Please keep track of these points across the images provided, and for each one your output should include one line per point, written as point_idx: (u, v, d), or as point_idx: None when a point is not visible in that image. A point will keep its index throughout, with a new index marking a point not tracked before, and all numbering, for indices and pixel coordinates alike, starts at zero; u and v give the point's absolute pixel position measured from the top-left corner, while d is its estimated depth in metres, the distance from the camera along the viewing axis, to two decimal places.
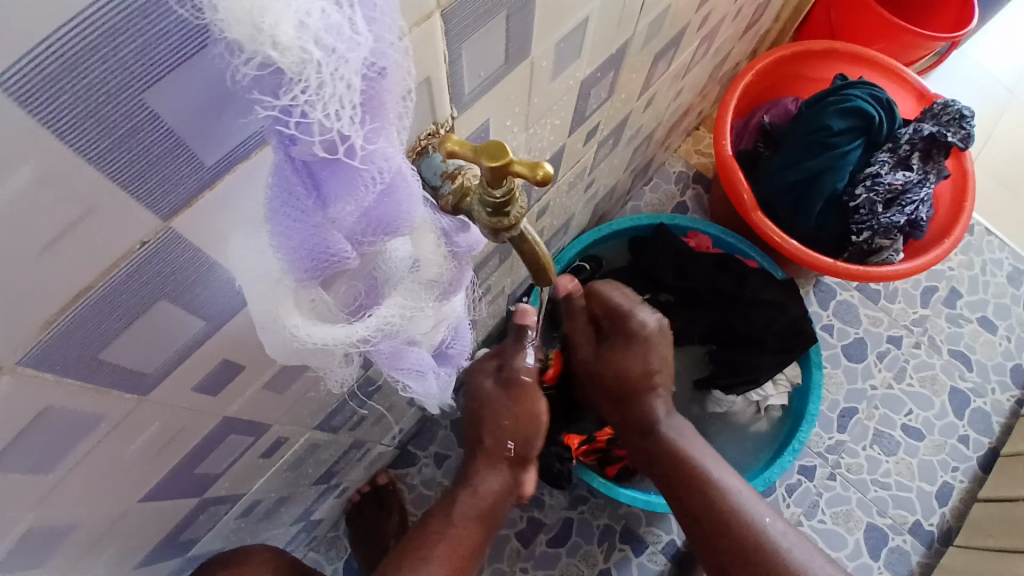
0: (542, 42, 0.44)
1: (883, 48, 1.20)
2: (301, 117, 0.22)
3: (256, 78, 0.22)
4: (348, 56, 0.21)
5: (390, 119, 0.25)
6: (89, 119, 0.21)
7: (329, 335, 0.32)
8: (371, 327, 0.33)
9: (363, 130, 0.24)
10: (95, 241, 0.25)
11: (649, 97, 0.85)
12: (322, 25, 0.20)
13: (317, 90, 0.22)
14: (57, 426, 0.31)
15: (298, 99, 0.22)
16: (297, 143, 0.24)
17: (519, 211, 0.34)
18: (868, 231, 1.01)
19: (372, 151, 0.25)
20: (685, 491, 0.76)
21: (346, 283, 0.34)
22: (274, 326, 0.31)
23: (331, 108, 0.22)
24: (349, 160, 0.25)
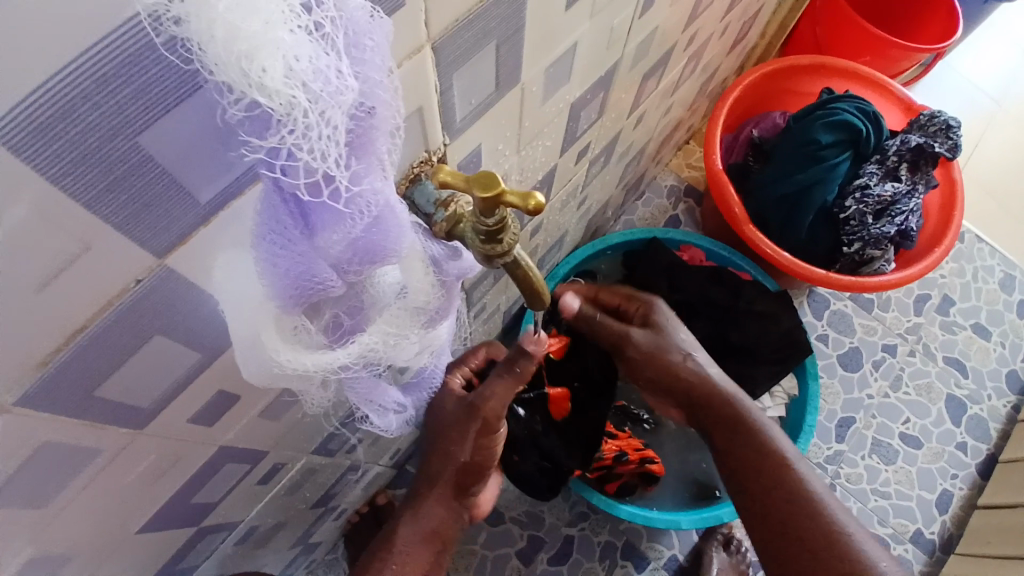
0: (533, 68, 0.44)
1: (868, 62, 1.22)
2: (288, 157, 0.23)
3: (246, 117, 0.22)
4: (335, 100, 0.22)
5: (379, 156, 0.26)
6: (83, 163, 0.21)
7: (311, 363, 0.32)
8: (351, 354, 0.33)
9: (349, 170, 0.25)
10: (94, 278, 0.25)
11: (640, 115, 0.86)
12: (308, 69, 0.21)
13: (303, 132, 0.22)
14: (54, 461, 0.31)
15: (285, 140, 0.22)
16: (284, 180, 0.24)
17: (513, 237, 0.34)
18: (860, 242, 1.02)
19: (359, 190, 0.25)
20: (762, 480, 0.65)
21: (330, 308, 0.33)
22: (257, 351, 0.31)
23: (319, 149, 0.22)
24: (333, 200, 0.25)
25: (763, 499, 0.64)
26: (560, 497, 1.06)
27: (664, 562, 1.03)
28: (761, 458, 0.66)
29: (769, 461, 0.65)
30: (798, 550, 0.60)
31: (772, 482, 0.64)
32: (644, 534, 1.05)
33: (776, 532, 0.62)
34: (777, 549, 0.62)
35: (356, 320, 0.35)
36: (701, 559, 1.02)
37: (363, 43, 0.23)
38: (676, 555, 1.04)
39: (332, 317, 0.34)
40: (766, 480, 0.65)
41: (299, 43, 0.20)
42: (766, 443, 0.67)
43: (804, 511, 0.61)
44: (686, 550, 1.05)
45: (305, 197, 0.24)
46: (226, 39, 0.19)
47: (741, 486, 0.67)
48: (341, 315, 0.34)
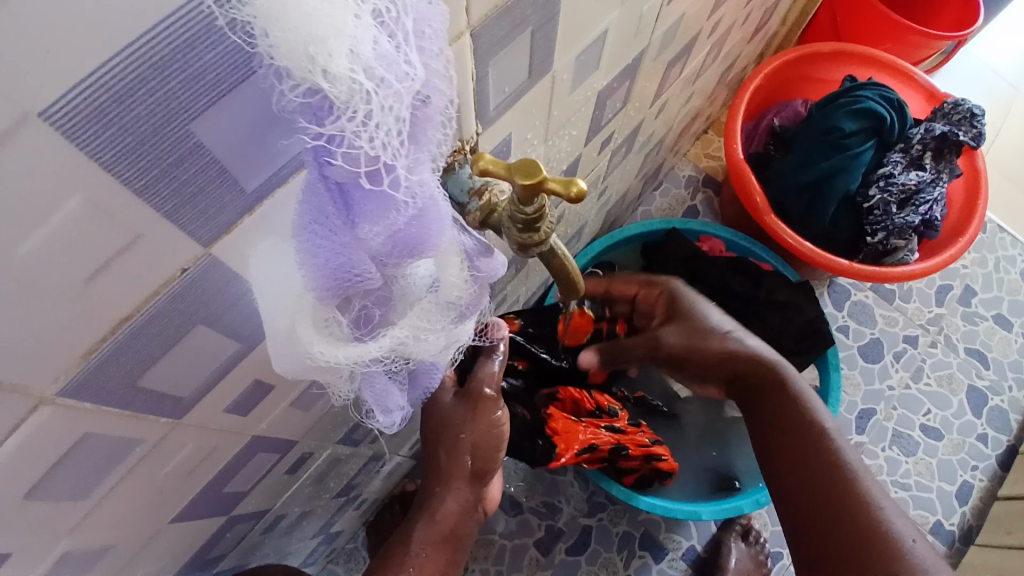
0: (564, 57, 0.44)
1: (889, 48, 1.20)
2: (345, 144, 0.22)
3: (302, 106, 0.22)
4: (398, 87, 0.22)
5: (429, 147, 0.26)
6: (139, 147, 0.21)
7: (343, 356, 0.31)
8: (383, 347, 0.33)
9: (406, 159, 0.25)
10: (139, 268, 0.25)
11: (662, 103, 0.85)
12: (373, 55, 0.21)
13: (363, 120, 0.22)
14: (97, 451, 0.31)
15: (344, 128, 0.22)
16: (333, 167, 0.24)
17: (549, 225, 0.34)
18: (883, 232, 1.01)
19: (412, 180, 0.25)
20: (799, 445, 0.66)
21: (360, 301, 0.33)
22: (293, 344, 0.31)
23: (377, 138, 0.22)
24: (388, 189, 0.25)
25: (797, 464, 0.65)
26: (578, 487, 1.06)
27: (682, 553, 1.03)
28: (804, 425, 0.67)
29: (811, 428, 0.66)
30: (824, 516, 0.60)
31: (810, 447, 0.65)
32: (662, 524, 1.05)
33: (809, 496, 0.62)
34: (806, 513, 0.62)
35: (384, 311, 0.34)
36: (719, 549, 1.01)
37: (423, 32, 0.23)
38: (694, 545, 1.04)
39: (362, 309, 0.34)
40: (804, 448, 0.65)
41: (365, 29, 0.20)
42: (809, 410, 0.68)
43: (837, 479, 0.61)
44: (704, 540, 1.05)
45: (363, 183, 0.24)
46: (295, 22, 0.19)
47: (779, 451, 0.68)
48: (369, 307, 0.34)
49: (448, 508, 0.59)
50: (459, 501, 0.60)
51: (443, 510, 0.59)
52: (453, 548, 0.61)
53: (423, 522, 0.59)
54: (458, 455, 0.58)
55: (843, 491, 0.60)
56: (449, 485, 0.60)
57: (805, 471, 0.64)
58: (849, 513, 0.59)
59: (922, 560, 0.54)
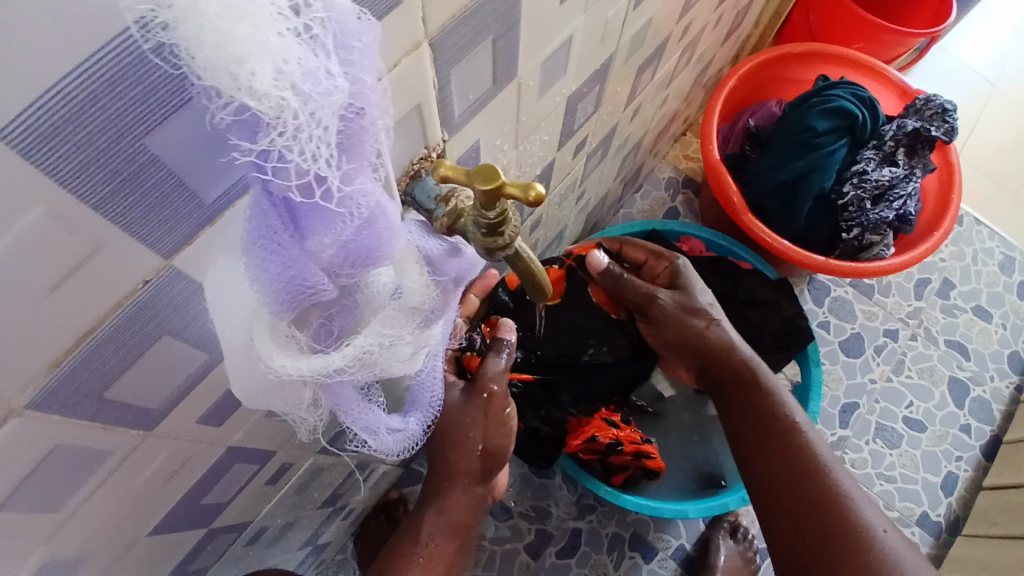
0: (529, 63, 0.44)
1: (861, 48, 1.22)
2: (278, 159, 0.23)
3: (235, 122, 0.22)
4: (323, 102, 0.22)
5: (369, 158, 0.26)
6: (93, 163, 0.22)
7: (306, 367, 0.30)
8: (348, 357, 0.32)
9: (341, 171, 0.25)
10: (106, 276, 0.25)
11: (636, 106, 0.86)
12: (298, 71, 0.21)
13: (294, 133, 0.22)
14: (67, 463, 0.32)
15: (275, 143, 0.22)
16: (273, 182, 0.24)
17: (514, 229, 0.34)
18: (858, 228, 1.02)
19: (350, 191, 0.26)
20: (767, 445, 0.67)
21: (317, 313, 0.33)
22: (251, 355, 0.31)
23: (308, 150, 0.23)
24: (322, 201, 0.25)
25: (748, 406, 0.71)
26: (567, 490, 1.07)
27: (671, 552, 1.04)
28: (774, 429, 0.67)
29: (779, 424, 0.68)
30: (774, 463, 0.65)
31: (779, 440, 0.66)
32: (651, 525, 1.05)
33: (785, 500, 0.62)
34: (756, 468, 0.67)
35: (345, 322, 0.34)
36: (709, 547, 1.02)
37: (351, 45, 0.23)
38: (683, 544, 1.04)
39: (319, 322, 0.34)
40: (774, 443, 0.66)
41: (288, 46, 0.20)
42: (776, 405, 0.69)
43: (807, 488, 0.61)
44: (693, 539, 1.05)
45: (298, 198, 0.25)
46: (215, 44, 0.19)
47: (750, 441, 0.69)
48: (329, 317, 0.34)
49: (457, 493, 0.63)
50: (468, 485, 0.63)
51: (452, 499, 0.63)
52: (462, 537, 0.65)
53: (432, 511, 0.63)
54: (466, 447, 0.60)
55: (813, 484, 0.61)
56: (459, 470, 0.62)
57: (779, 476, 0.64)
58: (837, 524, 0.58)
59: (892, 552, 0.55)
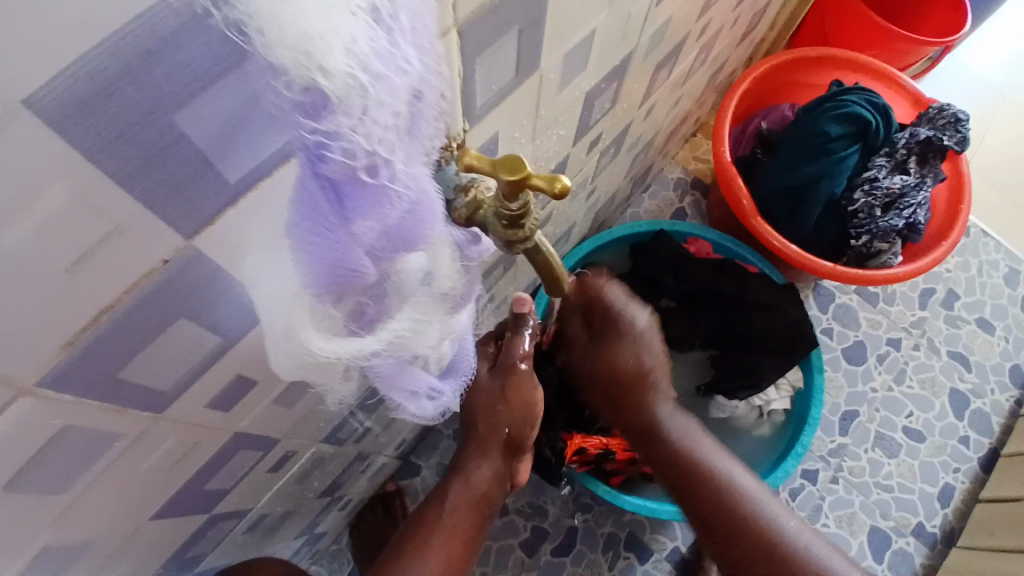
0: (551, 56, 0.44)
1: (875, 54, 1.21)
2: (343, 141, 0.23)
3: (297, 102, 0.21)
4: (394, 82, 0.22)
5: (422, 140, 0.26)
6: (124, 138, 0.21)
7: (341, 350, 0.31)
8: (383, 341, 0.32)
9: (401, 154, 0.25)
10: (124, 257, 0.25)
11: (650, 105, 0.85)
12: (369, 52, 0.21)
13: (361, 115, 0.22)
14: (76, 444, 0.31)
15: (344, 124, 0.22)
16: (332, 163, 0.24)
17: (534, 222, 0.34)
18: (867, 235, 1.02)
19: (407, 174, 0.26)
20: (694, 493, 0.69)
21: (355, 297, 0.30)
22: (289, 340, 0.30)
23: (374, 132, 0.23)
24: (384, 183, 0.25)
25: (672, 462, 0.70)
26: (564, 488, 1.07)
27: (667, 554, 1.03)
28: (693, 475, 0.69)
29: (693, 470, 0.69)
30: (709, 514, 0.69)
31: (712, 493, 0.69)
32: (647, 526, 1.05)
33: (727, 541, 0.68)
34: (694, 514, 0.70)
35: (379, 308, 0.32)
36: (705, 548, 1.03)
37: (416, 27, 0.23)
38: (679, 546, 1.04)
39: (356, 304, 0.31)
40: (698, 489, 0.69)
41: (360, 27, 0.20)
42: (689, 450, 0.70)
43: (750, 531, 0.67)
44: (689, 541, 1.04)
45: (362, 178, 0.24)
46: (291, 20, 0.19)
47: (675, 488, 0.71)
48: (365, 303, 0.31)
49: (482, 474, 0.65)
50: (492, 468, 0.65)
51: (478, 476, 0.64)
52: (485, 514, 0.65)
53: (456, 486, 0.64)
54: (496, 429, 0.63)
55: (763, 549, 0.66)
56: (483, 454, 0.64)
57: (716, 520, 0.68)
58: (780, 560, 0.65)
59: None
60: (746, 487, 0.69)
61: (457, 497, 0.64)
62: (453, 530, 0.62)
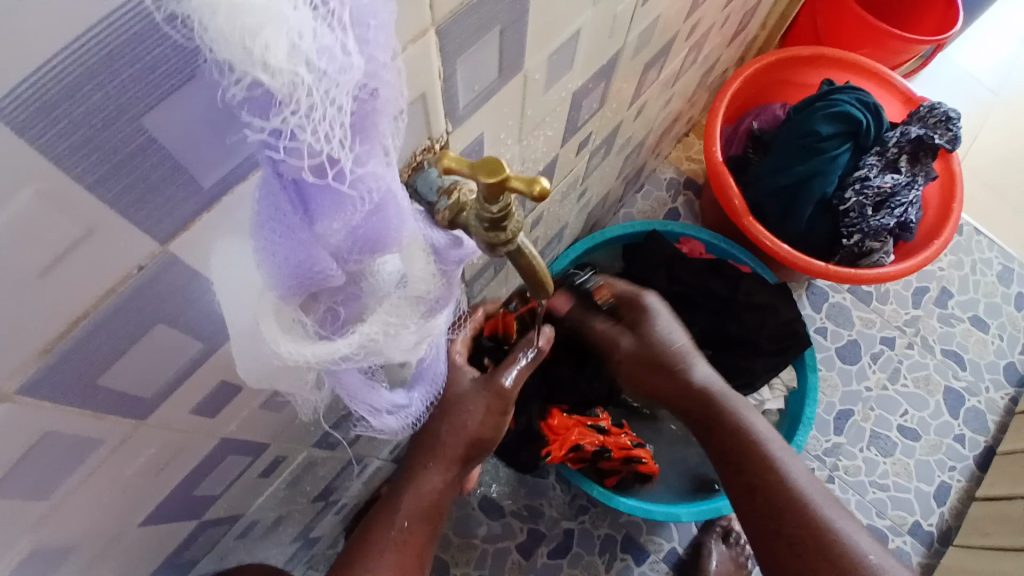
0: (535, 56, 0.44)
1: (866, 53, 1.21)
2: (290, 138, 0.22)
3: (247, 98, 0.21)
4: (339, 80, 0.21)
5: (383, 141, 0.25)
6: (90, 143, 0.21)
7: (311, 354, 0.31)
8: (353, 345, 0.32)
9: (353, 153, 0.24)
10: (96, 262, 0.25)
11: (640, 106, 0.85)
12: (312, 48, 0.20)
13: (307, 112, 0.21)
14: (56, 452, 0.31)
15: (288, 121, 0.21)
16: (285, 162, 0.23)
17: (516, 225, 0.33)
18: (858, 234, 1.02)
19: (359, 173, 0.25)
20: (746, 475, 0.69)
21: (325, 298, 0.32)
22: (257, 340, 0.31)
23: (321, 130, 0.22)
24: (336, 183, 0.25)
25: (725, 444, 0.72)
26: (559, 491, 1.06)
27: (664, 555, 1.03)
28: (744, 457, 0.69)
29: (747, 448, 0.70)
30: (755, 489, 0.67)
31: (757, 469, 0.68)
32: (644, 527, 1.05)
33: (767, 524, 0.66)
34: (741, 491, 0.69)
35: (351, 310, 0.34)
36: (700, 551, 1.02)
37: (370, 23, 0.22)
38: (675, 547, 1.04)
39: (328, 307, 0.33)
40: (749, 469, 0.69)
41: (303, 22, 0.20)
42: (750, 434, 0.71)
43: (790, 508, 0.65)
44: (685, 542, 1.04)
45: (310, 178, 0.24)
46: (227, 15, 0.18)
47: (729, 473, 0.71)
48: (336, 305, 0.33)
49: (432, 482, 0.62)
50: (444, 478, 0.63)
51: (428, 486, 0.62)
52: (434, 525, 0.63)
53: (406, 495, 0.62)
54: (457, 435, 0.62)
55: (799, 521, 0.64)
56: (440, 464, 0.62)
57: (757, 501, 0.67)
58: (814, 539, 0.62)
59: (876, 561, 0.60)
60: (798, 476, 0.67)
61: (409, 508, 0.62)
62: (404, 542, 0.60)
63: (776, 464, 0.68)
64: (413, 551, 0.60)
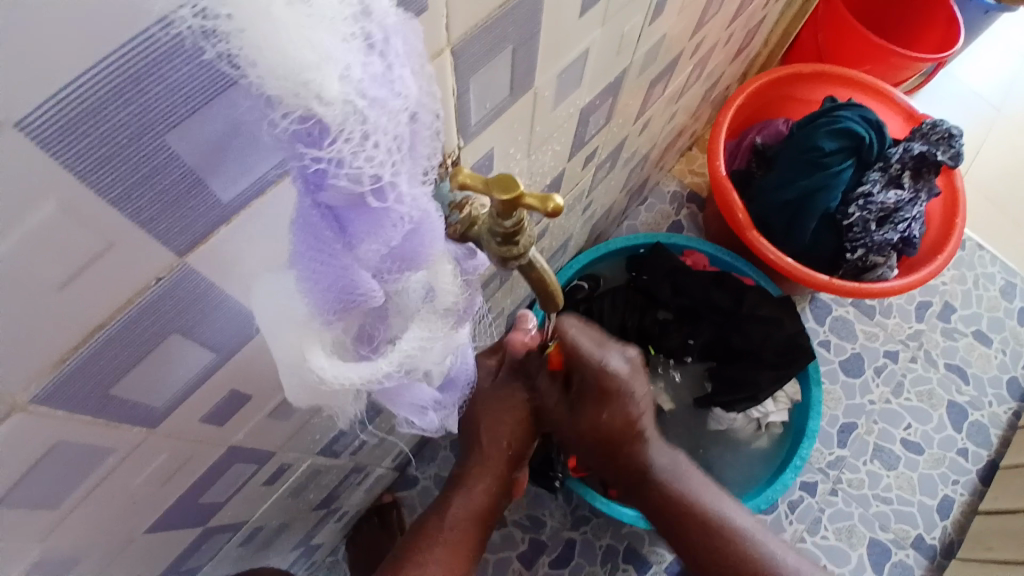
0: (545, 73, 0.44)
1: (870, 69, 1.22)
2: (342, 167, 0.23)
3: (294, 131, 0.22)
4: (392, 105, 0.23)
5: (422, 160, 0.27)
6: (114, 157, 0.22)
7: (355, 375, 0.31)
8: (395, 363, 0.32)
9: (404, 174, 0.25)
10: (116, 274, 0.25)
11: (645, 120, 0.86)
12: (363, 77, 0.22)
13: (360, 139, 0.23)
14: (68, 459, 0.31)
15: (342, 151, 0.22)
16: (333, 191, 0.24)
17: (528, 239, 0.34)
18: (863, 249, 1.03)
19: (409, 195, 0.26)
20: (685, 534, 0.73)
21: (360, 319, 0.32)
22: (301, 370, 0.31)
23: (374, 155, 0.23)
24: (388, 206, 0.25)
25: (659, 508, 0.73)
26: (561, 501, 1.06)
27: (665, 566, 1.03)
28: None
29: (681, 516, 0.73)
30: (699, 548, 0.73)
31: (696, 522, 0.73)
32: (646, 537, 1.04)
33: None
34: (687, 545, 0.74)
35: (382, 326, 0.34)
36: None
37: (406, 51, 0.24)
38: (678, 558, 1.03)
39: (361, 327, 0.33)
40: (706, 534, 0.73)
41: (353, 53, 0.21)
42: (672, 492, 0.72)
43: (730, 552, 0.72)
44: None
45: (365, 203, 0.25)
46: (285, 52, 0.19)
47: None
48: (369, 325, 0.33)
49: (481, 490, 0.65)
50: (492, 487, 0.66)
51: (477, 495, 0.65)
52: (484, 529, 0.66)
53: (458, 500, 0.65)
54: (497, 444, 0.64)
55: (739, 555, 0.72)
56: (484, 470, 0.65)
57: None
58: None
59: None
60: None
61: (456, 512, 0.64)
62: (456, 543, 0.63)
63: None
64: (464, 549, 0.64)
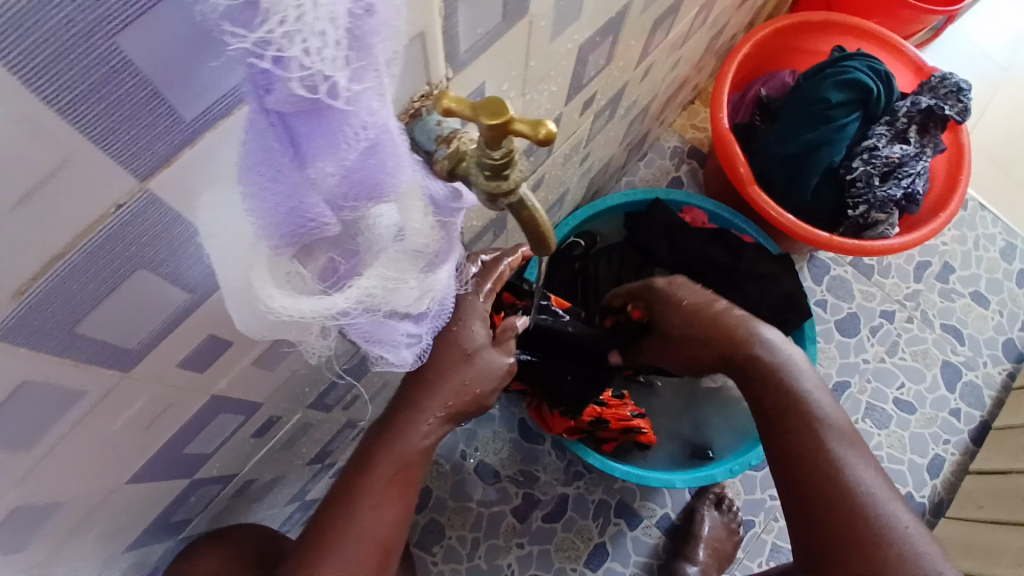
0: (541, 1, 0.41)
1: (880, 22, 1.18)
2: (276, 51, 0.20)
3: (228, 7, 0.19)
4: None
5: (379, 63, 0.23)
6: (62, 59, 0.19)
7: (303, 308, 0.30)
8: (350, 299, 0.32)
9: (349, 70, 0.22)
10: (76, 195, 0.23)
11: (648, 66, 0.82)
12: None
13: (298, 22, 0.20)
14: (37, 401, 0.30)
15: (275, 31, 0.19)
16: (276, 79, 0.21)
17: (519, 174, 0.32)
18: (864, 206, 1.00)
19: (358, 95, 0.23)
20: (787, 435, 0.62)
21: (324, 252, 0.31)
22: (248, 295, 0.30)
23: (310, 42, 0.20)
24: (333, 106, 0.23)
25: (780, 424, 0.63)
26: (555, 457, 1.06)
27: (657, 521, 1.04)
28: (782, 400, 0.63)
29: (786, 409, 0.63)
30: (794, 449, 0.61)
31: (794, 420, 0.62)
32: (637, 492, 1.05)
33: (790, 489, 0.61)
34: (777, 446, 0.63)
35: (351, 265, 0.33)
36: (692, 517, 1.02)
37: None
38: (668, 513, 1.05)
39: (328, 261, 0.32)
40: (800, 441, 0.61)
41: None
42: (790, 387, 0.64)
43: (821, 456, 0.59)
44: (678, 508, 1.05)
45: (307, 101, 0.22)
46: None
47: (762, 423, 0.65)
48: (335, 260, 0.32)
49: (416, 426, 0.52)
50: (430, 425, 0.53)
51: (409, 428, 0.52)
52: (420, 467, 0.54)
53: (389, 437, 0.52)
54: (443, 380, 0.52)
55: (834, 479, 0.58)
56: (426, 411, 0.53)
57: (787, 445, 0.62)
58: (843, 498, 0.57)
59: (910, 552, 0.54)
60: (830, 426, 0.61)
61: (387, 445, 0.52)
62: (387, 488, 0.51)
63: (816, 420, 0.61)
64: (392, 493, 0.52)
